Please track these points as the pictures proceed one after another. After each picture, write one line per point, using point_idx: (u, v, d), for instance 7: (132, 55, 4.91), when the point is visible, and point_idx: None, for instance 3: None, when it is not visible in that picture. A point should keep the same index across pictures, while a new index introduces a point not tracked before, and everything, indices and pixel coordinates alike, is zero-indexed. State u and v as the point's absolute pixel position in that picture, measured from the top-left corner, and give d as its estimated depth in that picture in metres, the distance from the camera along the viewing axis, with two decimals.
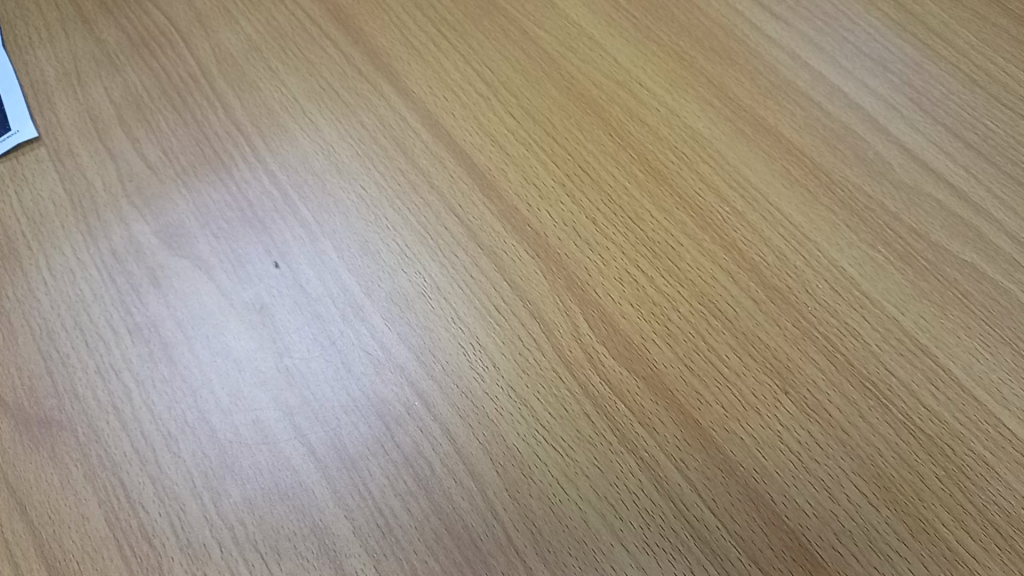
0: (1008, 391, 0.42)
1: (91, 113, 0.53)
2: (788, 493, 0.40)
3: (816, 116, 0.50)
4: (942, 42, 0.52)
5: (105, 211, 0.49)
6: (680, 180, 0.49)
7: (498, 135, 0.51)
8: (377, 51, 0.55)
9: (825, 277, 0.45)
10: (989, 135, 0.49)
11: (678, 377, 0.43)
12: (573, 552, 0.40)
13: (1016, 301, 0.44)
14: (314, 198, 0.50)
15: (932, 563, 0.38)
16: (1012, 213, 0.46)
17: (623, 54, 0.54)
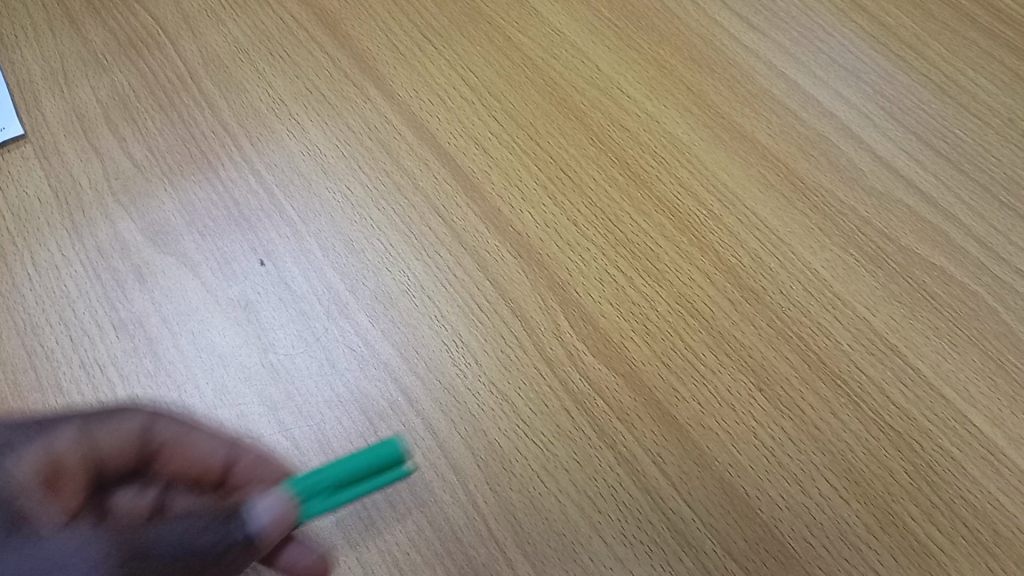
0: (973, 390, 0.43)
1: (77, 113, 0.53)
2: (762, 487, 0.41)
3: (791, 124, 0.52)
4: (914, 54, 0.54)
5: (91, 208, 0.50)
6: (659, 185, 0.50)
7: (482, 138, 0.52)
8: (363, 55, 0.55)
9: (798, 279, 0.47)
10: (958, 144, 0.50)
11: (656, 374, 0.44)
12: (552, 544, 0.40)
13: (982, 302, 0.45)
14: (300, 197, 0.50)
15: (901, 555, 0.39)
16: (979, 218, 0.48)
17: (605, 61, 0.55)
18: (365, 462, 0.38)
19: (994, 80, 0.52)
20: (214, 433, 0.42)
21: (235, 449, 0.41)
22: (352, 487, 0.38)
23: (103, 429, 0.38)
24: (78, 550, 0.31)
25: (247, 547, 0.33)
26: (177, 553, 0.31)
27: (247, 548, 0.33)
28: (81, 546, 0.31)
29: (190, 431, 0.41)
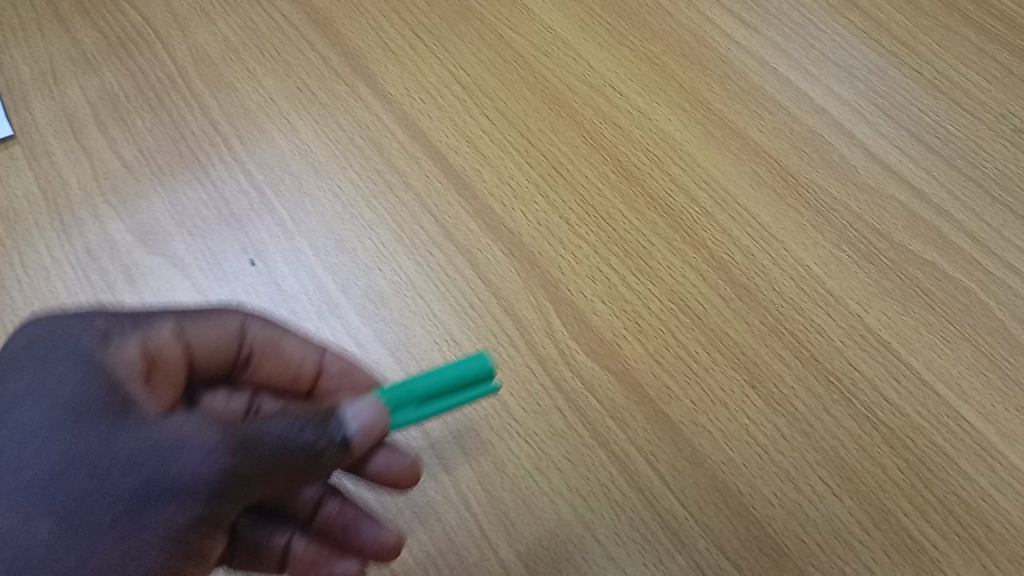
0: (966, 385, 0.43)
1: (66, 113, 0.53)
2: (755, 484, 0.41)
3: (783, 121, 0.51)
4: (906, 49, 0.54)
5: (80, 209, 0.50)
6: (651, 182, 0.50)
7: (473, 136, 0.52)
8: (354, 53, 0.55)
9: (791, 275, 0.46)
10: (950, 139, 0.50)
11: (648, 372, 0.44)
12: (544, 544, 0.40)
13: (975, 298, 0.45)
14: (290, 197, 0.50)
15: (894, 552, 0.39)
16: (972, 214, 0.48)
17: (597, 59, 0.55)
18: (453, 376, 0.40)
19: (986, 75, 0.52)
20: (303, 339, 0.43)
21: (323, 359, 0.43)
22: (441, 399, 0.40)
23: (201, 326, 0.40)
24: (189, 441, 0.32)
25: (343, 450, 0.36)
26: (279, 455, 0.33)
27: (341, 451, 0.36)
28: (188, 436, 0.32)
29: (282, 336, 0.43)
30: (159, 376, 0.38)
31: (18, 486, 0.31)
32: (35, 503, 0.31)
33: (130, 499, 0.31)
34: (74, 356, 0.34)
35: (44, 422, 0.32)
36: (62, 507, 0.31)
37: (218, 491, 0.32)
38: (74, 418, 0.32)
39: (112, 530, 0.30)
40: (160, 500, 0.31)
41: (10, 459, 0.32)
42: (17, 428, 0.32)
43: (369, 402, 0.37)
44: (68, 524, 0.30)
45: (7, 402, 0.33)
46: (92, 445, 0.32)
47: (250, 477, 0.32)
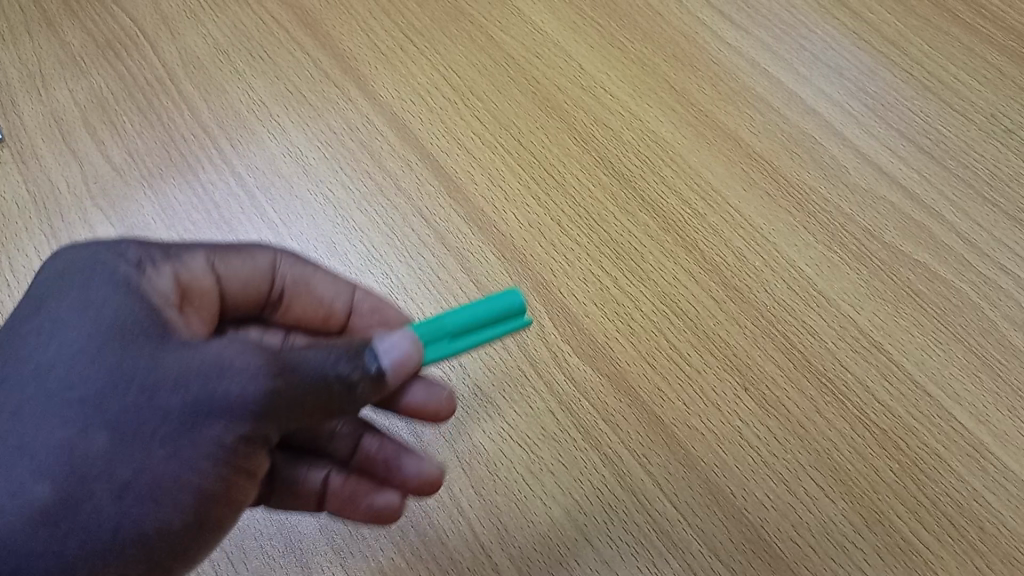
0: (958, 387, 0.43)
1: (55, 116, 0.53)
2: (748, 487, 0.41)
3: (774, 122, 0.51)
4: (896, 50, 0.54)
5: (69, 212, 0.49)
6: (643, 184, 0.50)
7: (464, 138, 0.52)
8: (344, 55, 0.55)
9: (783, 277, 0.46)
10: (940, 140, 0.50)
11: (641, 374, 0.44)
12: (537, 548, 0.40)
13: (966, 299, 0.45)
14: (281, 200, 0.50)
15: (888, 554, 0.39)
16: (963, 214, 0.48)
17: (588, 60, 0.54)
18: (483, 312, 0.38)
19: (976, 75, 0.52)
20: (334, 278, 0.42)
21: (355, 300, 0.42)
22: (469, 336, 0.38)
23: (233, 261, 0.39)
24: (237, 362, 0.32)
25: (379, 385, 0.34)
26: (319, 385, 0.32)
27: (379, 388, 0.34)
28: (236, 358, 0.32)
29: (315, 274, 0.42)
30: (192, 307, 0.37)
31: (64, 402, 0.30)
32: (83, 417, 0.30)
33: (182, 416, 0.31)
34: (109, 282, 0.34)
35: (85, 341, 0.32)
36: (112, 420, 0.30)
37: (264, 412, 0.31)
38: (115, 339, 0.32)
39: (166, 442, 0.30)
40: (212, 416, 0.31)
41: (53, 376, 0.31)
42: (58, 346, 0.32)
43: (404, 335, 0.35)
44: (121, 437, 0.30)
45: (45, 321, 0.33)
46: (138, 364, 0.31)
47: (293, 403, 0.32)
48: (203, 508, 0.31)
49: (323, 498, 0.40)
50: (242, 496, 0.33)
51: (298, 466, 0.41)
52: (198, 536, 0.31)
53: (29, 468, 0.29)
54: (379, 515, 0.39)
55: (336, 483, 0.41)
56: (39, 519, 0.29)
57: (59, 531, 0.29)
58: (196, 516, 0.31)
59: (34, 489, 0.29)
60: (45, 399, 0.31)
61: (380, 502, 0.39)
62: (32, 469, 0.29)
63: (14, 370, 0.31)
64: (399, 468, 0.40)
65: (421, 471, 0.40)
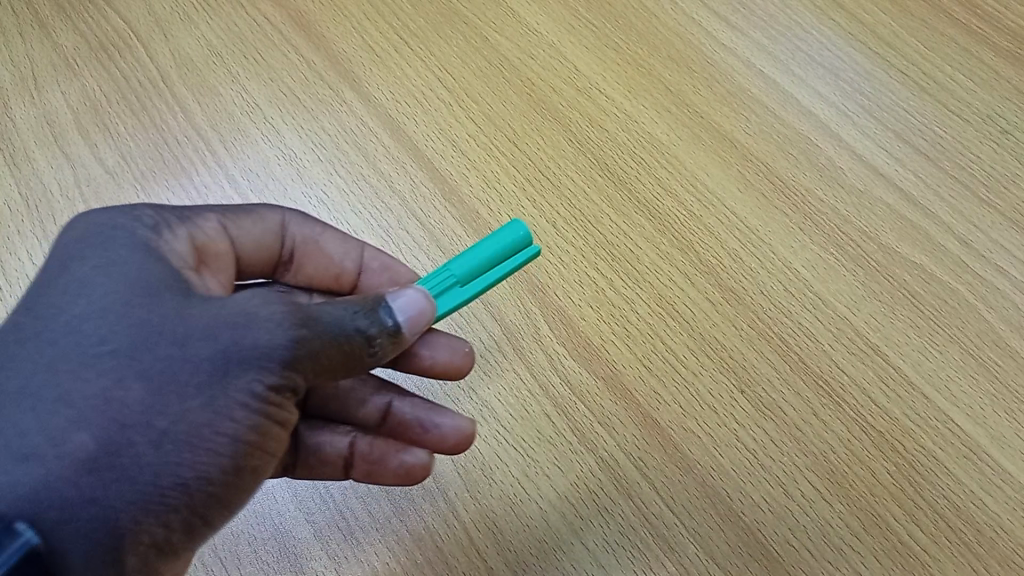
0: (955, 388, 0.43)
1: (48, 119, 0.52)
2: (744, 489, 0.41)
3: (770, 123, 0.51)
4: (893, 50, 0.53)
5: (62, 216, 0.49)
6: (639, 186, 0.50)
7: (459, 140, 0.51)
8: (338, 57, 0.55)
9: (779, 279, 0.46)
10: (936, 141, 0.50)
11: (636, 377, 0.44)
12: (533, 552, 0.40)
13: (962, 300, 0.45)
14: (275, 203, 0.50)
15: (885, 557, 0.39)
16: (959, 216, 0.47)
17: (583, 61, 0.54)
18: (493, 250, 0.38)
19: (972, 76, 0.52)
20: (342, 237, 0.42)
21: (364, 259, 0.42)
22: (486, 274, 0.38)
23: (244, 224, 0.39)
24: (261, 313, 0.31)
25: (397, 341, 0.34)
26: (339, 336, 0.32)
27: (395, 342, 0.34)
28: (258, 308, 0.31)
29: (322, 234, 0.42)
30: (210, 270, 0.37)
31: (95, 354, 0.30)
32: (116, 367, 0.30)
33: (212, 364, 0.30)
34: (130, 243, 0.33)
35: (112, 297, 0.31)
36: (146, 369, 0.30)
37: (292, 361, 0.31)
38: (142, 294, 0.32)
39: (200, 391, 0.30)
40: (241, 367, 0.31)
41: (84, 329, 0.31)
42: (86, 302, 0.31)
43: (414, 290, 0.35)
44: (157, 385, 0.30)
45: (71, 280, 0.32)
46: (165, 318, 0.31)
47: (316, 354, 0.31)
48: (238, 455, 0.31)
49: (348, 464, 0.40)
50: (275, 444, 0.32)
51: (320, 431, 0.40)
52: (235, 482, 0.31)
53: (69, 419, 0.29)
54: (409, 474, 0.39)
55: (360, 446, 0.40)
56: (83, 467, 0.29)
57: (100, 479, 0.29)
58: (233, 462, 0.31)
59: (75, 438, 0.29)
60: (77, 352, 0.30)
61: (408, 461, 0.39)
62: (72, 419, 0.29)
63: (45, 327, 0.31)
64: (423, 427, 0.40)
65: (446, 426, 0.40)
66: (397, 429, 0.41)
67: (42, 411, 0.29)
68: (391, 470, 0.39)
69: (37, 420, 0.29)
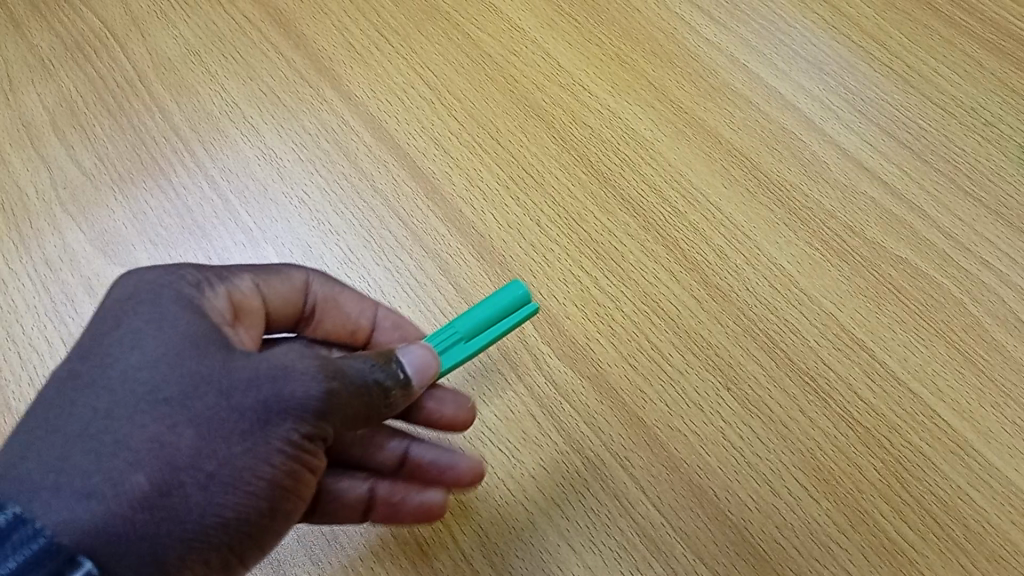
0: (941, 383, 0.43)
1: (23, 121, 0.52)
2: (730, 487, 0.41)
3: (755, 118, 0.51)
4: (876, 44, 0.53)
5: (38, 219, 0.49)
6: (623, 183, 0.49)
7: (441, 138, 0.51)
8: (318, 55, 0.54)
9: (764, 275, 0.46)
10: (920, 135, 0.50)
11: (622, 376, 0.43)
12: (519, 554, 0.40)
13: (948, 294, 0.45)
14: (256, 204, 0.49)
15: (872, 554, 0.39)
16: (944, 210, 0.47)
17: (566, 58, 0.54)
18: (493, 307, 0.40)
19: (956, 69, 0.52)
20: (360, 295, 0.42)
21: (375, 318, 0.42)
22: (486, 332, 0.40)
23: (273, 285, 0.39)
24: (297, 366, 0.32)
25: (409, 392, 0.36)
26: (364, 389, 0.34)
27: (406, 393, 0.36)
28: (294, 363, 0.32)
29: (342, 292, 0.41)
30: (242, 326, 0.37)
31: (151, 401, 0.31)
32: (171, 414, 0.31)
33: (256, 415, 0.31)
34: (178, 301, 0.34)
35: (166, 349, 0.32)
36: (198, 416, 0.31)
37: (324, 412, 0.32)
38: (191, 347, 0.32)
39: (245, 437, 0.31)
40: (280, 416, 0.32)
41: (141, 377, 0.31)
42: (143, 352, 0.32)
43: (420, 345, 0.37)
44: (207, 430, 0.31)
45: (126, 331, 0.33)
46: (212, 369, 0.32)
47: (343, 405, 0.33)
48: (273, 497, 0.32)
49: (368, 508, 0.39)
50: (306, 489, 0.34)
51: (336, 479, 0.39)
52: (269, 523, 0.32)
53: (127, 461, 0.30)
54: (429, 511, 0.39)
55: (381, 490, 0.39)
56: (138, 506, 0.29)
57: (153, 516, 0.30)
58: (269, 504, 0.32)
59: (131, 479, 0.30)
60: (135, 399, 0.31)
61: (427, 500, 0.39)
62: (129, 461, 0.30)
63: (101, 374, 0.32)
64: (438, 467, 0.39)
65: (460, 465, 0.39)
66: (412, 471, 0.40)
67: (103, 454, 0.30)
68: (410, 509, 0.39)
69: (95, 460, 0.30)
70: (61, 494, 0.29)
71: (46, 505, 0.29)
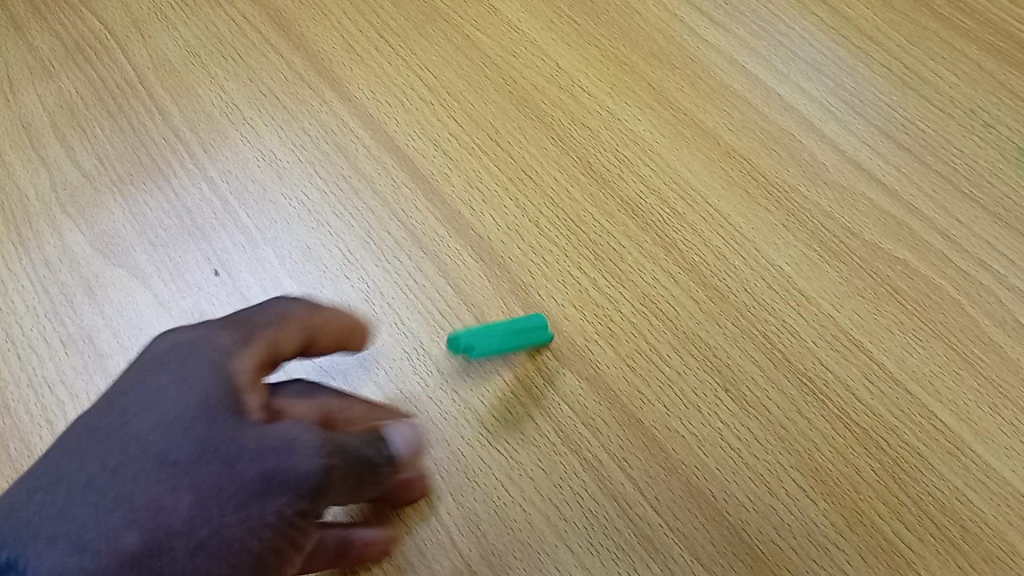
0: (939, 384, 0.43)
1: (23, 122, 0.52)
2: (728, 489, 0.41)
3: (753, 120, 0.51)
4: (875, 45, 0.53)
5: (38, 220, 0.49)
6: (622, 184, 0.49)
7: (440, 139, 0.51)
8: (318, 56, 0.54)
9: (762, 276, 0.46)
10: (918, 136, 0.50)
11: (620, 377, 0.43)
12: (517, 554, 0.40)
13: (946, 295, 0.45)
14: (255, 205, 0.49)
15: (869, 554, 0.39)
16: (942, 211, 0.47)
17: (565, 59, 0.54)
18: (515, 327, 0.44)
19: (955, 70, 0.52)
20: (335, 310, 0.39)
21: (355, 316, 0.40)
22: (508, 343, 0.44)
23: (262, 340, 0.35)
24: (298, 438, 0.31)
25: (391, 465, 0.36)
26: (358, 463, 0.33)
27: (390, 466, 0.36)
28: (299, 433, 0.31)
29: (316, 311, 0.38)
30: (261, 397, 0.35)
31: (159, 463, 0.30)
32: (176, 479, 0.30)
33: (255, 488, 0.30)
34: (195, 364, 0.33)
35: (180, 409, 0.31)
36: (199, 483, 0.30)
37: (319, 490, 0.31)
38: (205, 412, 0.31)
39: (241, 504, 0.30)
40: (277, 491, 0.30)
41: (153, 437, 0.30)
42: (160, 410, 0.31)
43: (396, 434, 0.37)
44: (206, 500, 0.30)
45: (145, 387, 0.32)
46: (221, 437, 0.30)
47: (338, 481, 0.32)
48: None
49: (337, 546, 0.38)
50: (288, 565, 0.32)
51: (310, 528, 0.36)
52: None
53: (126, 518, 0.29)
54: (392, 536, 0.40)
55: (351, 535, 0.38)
56: (127, 565, 0.28)
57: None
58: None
59: (125, 538, 0.29)
60: (145, 460, 0.30)
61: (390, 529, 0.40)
62: (127, 519, 0.29)
63: (118, 428, 0.31)
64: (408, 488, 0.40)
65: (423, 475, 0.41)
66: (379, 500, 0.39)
67: (102, 511, 0.29)
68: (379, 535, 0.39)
69: (99, 515, 0.29)
70: (59, 545, 0.28)
71: (41, 552, 0.28)
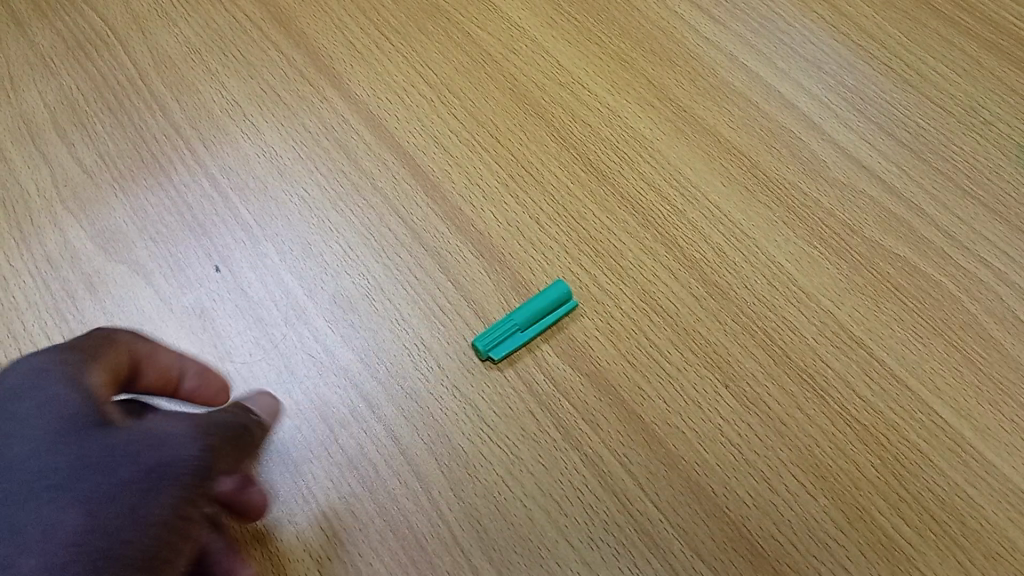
0: (939, 380, 0.43)
1: (23, 118, 0.52)
2: (729, 485, 0.41)
3: (753, 117, 0.51)
4: (875, 42, 0.53)
5: (39, 216, 0.49)
6: (622, 180, 0.49)
7: (441, 136, 0.51)
8: (319, 53, 0.54)
9: (763, 273, 0.46)
10: (918, 133, 0.50)
11: (621, 373, 0.44)
12: (518, 550, 0.40)
13: (946, 292, 0.45)
14: (256, 201, 0.49)
15: (870, 550, 0.39)
16: (942, 208, 0.47)
17: (566, 56, 0.54)
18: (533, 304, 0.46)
19: (955, 67, 0.52)
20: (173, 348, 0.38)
21: (183, 365, 0.38)
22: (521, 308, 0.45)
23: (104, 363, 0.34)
24: (170, 428, 0.32)
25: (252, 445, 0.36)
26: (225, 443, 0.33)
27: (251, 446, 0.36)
28: (170, 428, 0.32)
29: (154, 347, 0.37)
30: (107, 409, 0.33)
31: (39, 488, 0.30)
32: (61, 497, 0.30)
33: (141, 484, 0.31)
34: (48, 390, 0.32)
35: (45, 436, 0.31)
36: (82, 495, 0.30)
37: (205, 466, 0.32)
38: (71, 432, 0.31)
39: (128, 506, 0.30)
40: (164, 480, 0.31)
41: (30, 465, 0.31)
42: (26, 439, 0.31)
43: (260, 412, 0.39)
44: (95, 509, 0.30)
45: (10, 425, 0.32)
46: (94, 448, 0.31)
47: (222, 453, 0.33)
48: None
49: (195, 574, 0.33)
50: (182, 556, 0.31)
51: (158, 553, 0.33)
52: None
53: (18, 547, 0.29)
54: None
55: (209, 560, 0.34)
56: None
57: None
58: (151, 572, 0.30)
59: (23, 563, 0.29)
60: (27, 490, 0.30)
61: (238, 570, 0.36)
62: (20, 547, 0.29)
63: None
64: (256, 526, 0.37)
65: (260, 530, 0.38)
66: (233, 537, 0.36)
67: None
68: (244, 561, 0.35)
69: None
70: None
71: None
